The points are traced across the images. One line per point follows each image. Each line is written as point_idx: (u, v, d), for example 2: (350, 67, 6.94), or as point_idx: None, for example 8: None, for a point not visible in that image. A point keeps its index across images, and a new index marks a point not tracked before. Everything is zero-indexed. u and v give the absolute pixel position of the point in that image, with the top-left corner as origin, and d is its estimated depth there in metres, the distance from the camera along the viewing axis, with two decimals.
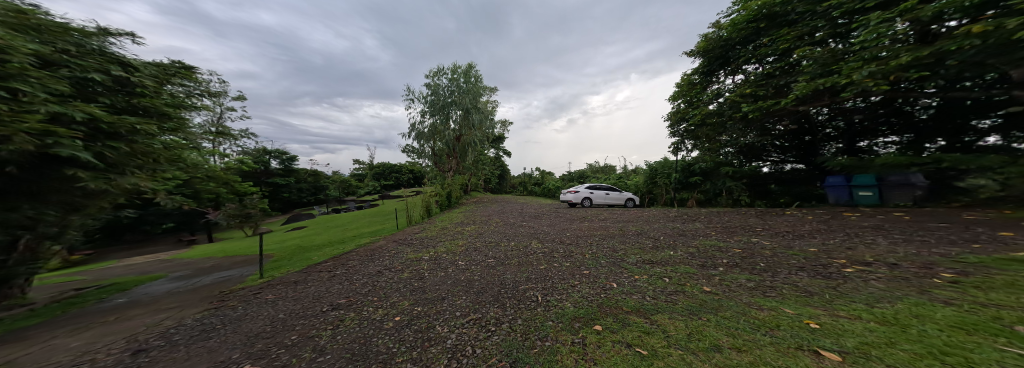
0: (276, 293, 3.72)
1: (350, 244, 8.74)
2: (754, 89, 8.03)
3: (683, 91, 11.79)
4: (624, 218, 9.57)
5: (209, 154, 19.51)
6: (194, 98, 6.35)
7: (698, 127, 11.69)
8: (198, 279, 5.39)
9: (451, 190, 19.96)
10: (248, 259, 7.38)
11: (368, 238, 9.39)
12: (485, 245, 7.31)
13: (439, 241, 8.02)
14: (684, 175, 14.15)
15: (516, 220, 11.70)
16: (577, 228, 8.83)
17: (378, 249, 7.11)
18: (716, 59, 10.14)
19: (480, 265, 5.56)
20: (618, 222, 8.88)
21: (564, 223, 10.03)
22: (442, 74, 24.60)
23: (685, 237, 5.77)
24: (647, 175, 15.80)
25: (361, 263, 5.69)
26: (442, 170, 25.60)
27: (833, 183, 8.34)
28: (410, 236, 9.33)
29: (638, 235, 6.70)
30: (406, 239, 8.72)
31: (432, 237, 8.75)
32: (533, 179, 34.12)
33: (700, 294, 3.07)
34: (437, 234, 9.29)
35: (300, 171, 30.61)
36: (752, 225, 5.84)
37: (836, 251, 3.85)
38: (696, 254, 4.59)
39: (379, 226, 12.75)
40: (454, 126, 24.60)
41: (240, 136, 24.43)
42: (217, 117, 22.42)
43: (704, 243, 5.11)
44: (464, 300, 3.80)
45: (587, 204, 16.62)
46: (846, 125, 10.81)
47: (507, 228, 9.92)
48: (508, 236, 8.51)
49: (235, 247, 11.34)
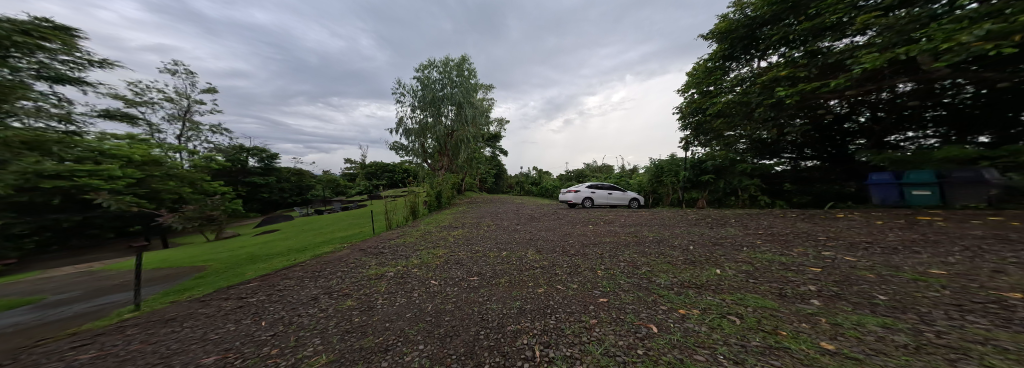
0: (99, 350, 2.25)
1: (309, 252, 7.23)
2: (791, 70, 6.81)
3: (700, 79, 10.63)
4: (634, 221, 8.26)
5: (174, 151, 19.34)
6: (74, 70, 4.94)
7: (713, 119, 10.51)
8: (62, 309, 3.88)
9: (442, 190, 18.49)
10: (169, 276, 5.89)
11: (333, 246, 7.94)
12: (472, 256, 5.91)
13: (416, 250, 6.58)
14: (694, 173, 12.95)
15: (510, 223, 10.39)
16: (581, 234, 7.54)
17: (336, 261, 5.63)
18: (740, 41, 8.96)
19: (461, 286, 4.18)
20: (630, 226, 7.57)
21: (566, 227, 8.70)
22: (433, 67, 23.14)
23: (726, 248, 4.45)
24: (652, 174, 14.60)
25: (301, 282, 4.22)
26: (434, 168, 24.10)
27: (877, 181, 7.14)
28: (384, 242, 7.88)
29: (661, 243, 5.38)
30: (377, 246, 7.30)
31: (408, 245, 7.28)
32: (530, 179, 32.91)
33: (822, 359, 1.73)
34: (417, 240, 7.89)
35: (283, 170, 28.88)
36: (810, 232, 4.57)
37: (989, 278, 2.56)
38: (758, 273, 3.27)
39: (356, 230, 11.17)
40: (447, 122, 23.24)
41: (212, 131, 22.79)
42: (186, 111, 20.81)
43: (759, 257, 3.78)
44: (418, 356, 2.39)
45: (588, 204, 15.40)
46: (874, 117, 9.66)
47: (502, 233, 8.53)
48: (501, 243, 7.17)
49: (181, 256, 9.71)
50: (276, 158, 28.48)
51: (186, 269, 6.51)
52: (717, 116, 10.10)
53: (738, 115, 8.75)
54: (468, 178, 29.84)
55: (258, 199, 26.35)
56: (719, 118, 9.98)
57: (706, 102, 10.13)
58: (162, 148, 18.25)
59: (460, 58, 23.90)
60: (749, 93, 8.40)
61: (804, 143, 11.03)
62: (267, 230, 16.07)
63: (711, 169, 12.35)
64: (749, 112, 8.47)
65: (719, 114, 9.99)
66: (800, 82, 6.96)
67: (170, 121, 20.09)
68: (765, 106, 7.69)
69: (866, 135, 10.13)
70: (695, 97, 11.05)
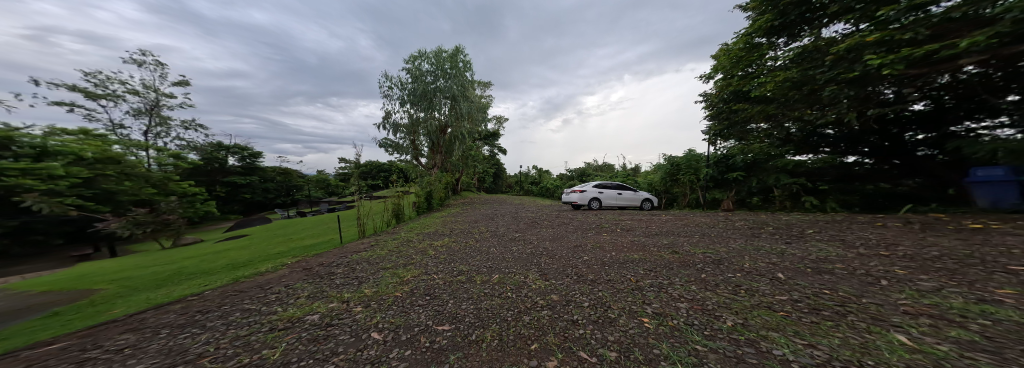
0: None
1: (243, 270, 5.48)
2: (885, 33, 5.12)
3: (743, 59, 9.05)
4: (662, 229, 6.58)
5: (137, 148, 17.56)
6: None
7: (752, 105, 8.87)
8: None
9: (433, 190, 16.80)
10: (21, 312, 4.14)
11: (283, 259, 6.21)
12: (449, 283, 4.26)
13: (377, 271, 4.87)
14: (719, 170, 11.24)
15: (507, 229, 8.79)
16: (597, 246, 5.92)
17: (255, 288, 3.87)
18: (795, 7, 7.29)
19: (425, 352, 2.48)
20: (659, 236, 5.88)
21: (576, 237, 7.05)
22: (424, 58, 21.34)
23: (854, 282, 2.72)
24: (667, 172, 12.99)
25: (149, 339, 2.49)
26: (426, 167, 22.45)
27: (984, 178, 5.65)
28: (345, 256, 6.21)
29: (722, 266, 3.66)
30: (333, 261, 5.62)
31: (372, 261, 5.55)
32: (530, 178, 31.60)
33: None
34: (388, 254, 6.25)
35: (267, 169, 27.15)
36: (973, 255, 2.94)
37: None
38: (1020, 353, 1.54)
39: (329, 237, 9.46)
40: (440, 116, 21.42)
41: (186, 127, 21.05)
42: (154, 105, 19.04)
43: (955, 309, 2.08)
44: None
45: (595, 206, 13.82)
46: (936, 103, 7.35)
47: (496, 244, 6.84)
48: (494, 259, 5.56)
49: (105, 272, 7.92)
50: (258, 156, 26.74)
51: (64, 298, 4.77)
52: (761, 102, 8.51)
53: (790, 97, 7.07)
54: (465, 178, 28.28)
55: (240, 200, 24.62)
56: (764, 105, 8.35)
57: (750, 86, 8.54)
58: (123, 145, 16.63)
59: (454, 49, 22.12)
60: (812, 69, 6.69)
61: (847, 136, 8.84)
62: (235, 235, 14.34)
63: (740, 165, 10.64)
64: (807, 93, 6.78)
65: (764, 99, 8.36)
66: (900, 47, 5.26)
67: (135, 115, 18.34)
68: (836, 81, 5.96)
69: (923, 126, 7.81)
70: (729, 82, 9.45)
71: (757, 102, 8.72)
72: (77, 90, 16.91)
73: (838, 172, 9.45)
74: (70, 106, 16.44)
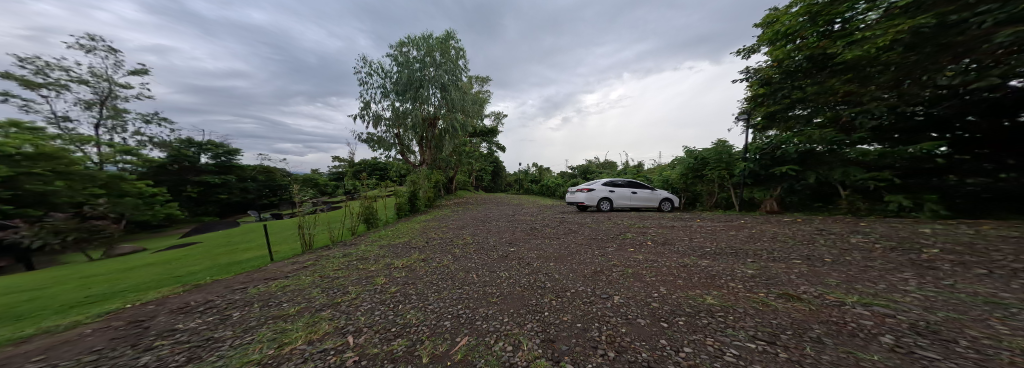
0: None
1: (83, 310, 3.50)
2: None
3: (821, 16, 7.00)
4: (718, 244, 4.55)
5: (77, 143, 15.35)
6: None
7: (830, 77, 7.15)
8: None
9: (420, 189, 14.71)
10: None
11: (169, 288, 4.22)
12: (372, 363, 2.21)
13: (262, 325, 2.74)
14: (761, 164, 9.12)
15: (499, 240, 6.79)
16: (630, 274, 3.92)
17: None
18: None
19: None
20: (726, 257, 3.84)
21: (592, 254, 5.00)
22: (411, 44, 19.19)
23: None
24: (690, 167, 10.96)
25: None
26: (414, 164, 20.38)
27: None
28: (256, 279, 4.20)
29: (962, 351, 1.61)
30: (226, 293, 3.63)
31: (278, 297, 3.48)
32: (529, 176, 29.76)
33: None
34: (319, 280, 4.22)
35: (246, 168, 25.10)
36: None
37: None
38: None
39: (271, 249, 7.39)
40: (430, 108, 19.23)
41: (148, 121, 19.00)
42: (107, 96, 17.05)
43: None
44: None
45: (605, 207, 11.78)
46: None
47: (479, 266, 4.78)
48: (472, 298, 3.55)
49: None
50: (234, 154, 24.62)
51: None
52: (845, 70, 6.84)
53: (930, 52, 5.34)
54: (459, 176, 26.30)
55: (215, 201, 22.56)
56: (855, 72, 6.72)
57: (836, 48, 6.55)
58: (64, 140, 14.59)
59: (445, 34, 20.03)
60: (960, 11, 4.94)
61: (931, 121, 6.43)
62: (184, 243, 12.28)
63: (791, 157, 8.27)
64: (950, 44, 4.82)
65: (852, 65, 6.66)
66: None
67: (83, 107, 16.40)
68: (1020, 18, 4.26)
69: None
70: (800, 48, 7.43)
71: (837, 71, 7.01)
72: (13, 78, 15.07)
73: (912, 169, 6.72)
74: (6, 95, 14.60)
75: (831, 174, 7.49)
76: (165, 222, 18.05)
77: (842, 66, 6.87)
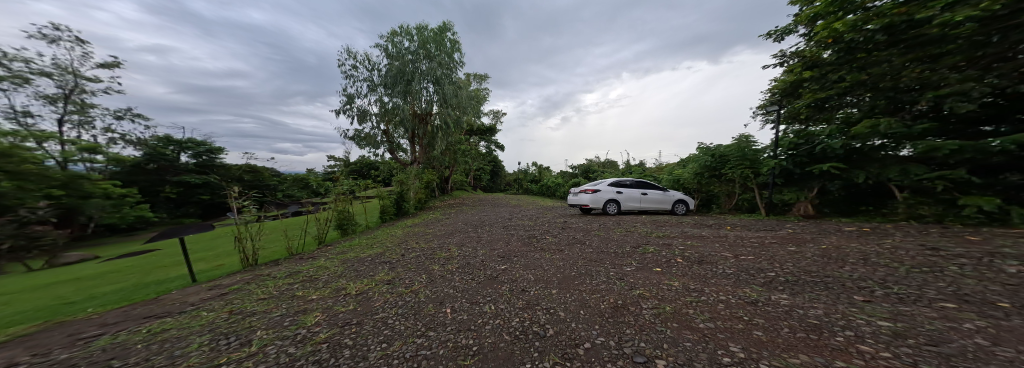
0: None
1: None
2: None
3: None
4: (782, 266, 3.33)
5: (35, 140, 13.99)
6: None
7: (899, 54, 5.91)
8: None
9: (409, 190, 13.50)
10: None
11: (15, 327, 3.02)
12: None
13: None
14: (794, 160, 7.89)
15: (489, 253, 5.55)
16: (669, 314, 2.69)
17: None
18: None
19: None
20: (812, 291, 2.59)
21: (607, 277, 3.76)
22: (403, 35, 17.91)
23: None
24: (708, 166, 9.72)
25: None
26: (405, 162, 19.15)
27: None
28: (137, 317, 2.96)
29: None
30: (66, 343, 2.42)
31: (128, 355, 2.23)
32: (528, 176, 28.68)
33: None
34: (227, 317, 2.99)
35: (229, 167, 23.81)
36: None
37: None
38: None
39: (214, 263, 6.14)
40: (423, 104, 17.87)
41: (121, 116, 17.73)
42: (72, 90, 15.80)
43: None
44: None
45: (611, 210, 10.53)
46: None
47: (457, 295, 3.54)
48: (434, 356, 2.32)
49: None
50: (217, 153, 23.30)
51: None
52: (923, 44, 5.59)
53: None
54: (455, 176, 25.08)
55: (194, 202, 21.29)
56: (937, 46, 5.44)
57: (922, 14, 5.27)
58: (20, 136, 13.26)
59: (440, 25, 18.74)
60: None
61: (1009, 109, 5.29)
62: (141, 250, 10.99)
63: (835, 152, 7.05)
64: None
65: (933, 37, 5.41)
66: None
67: (45, 101, 15.15)
68: None
69: None
70: (865, 19, 6.14)
71: (911, 46, 5.76)
72: None
73: (986, 166, 5.59)
74: None
75: (884, 172, 6.28)
76: (137, 225, 16.82)
77: (920, 40, 5.60)
